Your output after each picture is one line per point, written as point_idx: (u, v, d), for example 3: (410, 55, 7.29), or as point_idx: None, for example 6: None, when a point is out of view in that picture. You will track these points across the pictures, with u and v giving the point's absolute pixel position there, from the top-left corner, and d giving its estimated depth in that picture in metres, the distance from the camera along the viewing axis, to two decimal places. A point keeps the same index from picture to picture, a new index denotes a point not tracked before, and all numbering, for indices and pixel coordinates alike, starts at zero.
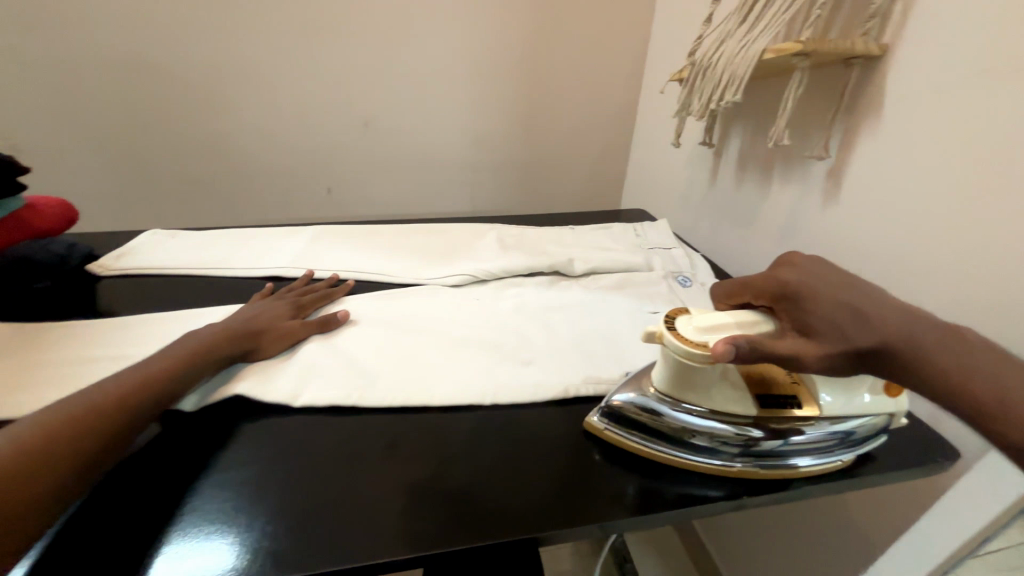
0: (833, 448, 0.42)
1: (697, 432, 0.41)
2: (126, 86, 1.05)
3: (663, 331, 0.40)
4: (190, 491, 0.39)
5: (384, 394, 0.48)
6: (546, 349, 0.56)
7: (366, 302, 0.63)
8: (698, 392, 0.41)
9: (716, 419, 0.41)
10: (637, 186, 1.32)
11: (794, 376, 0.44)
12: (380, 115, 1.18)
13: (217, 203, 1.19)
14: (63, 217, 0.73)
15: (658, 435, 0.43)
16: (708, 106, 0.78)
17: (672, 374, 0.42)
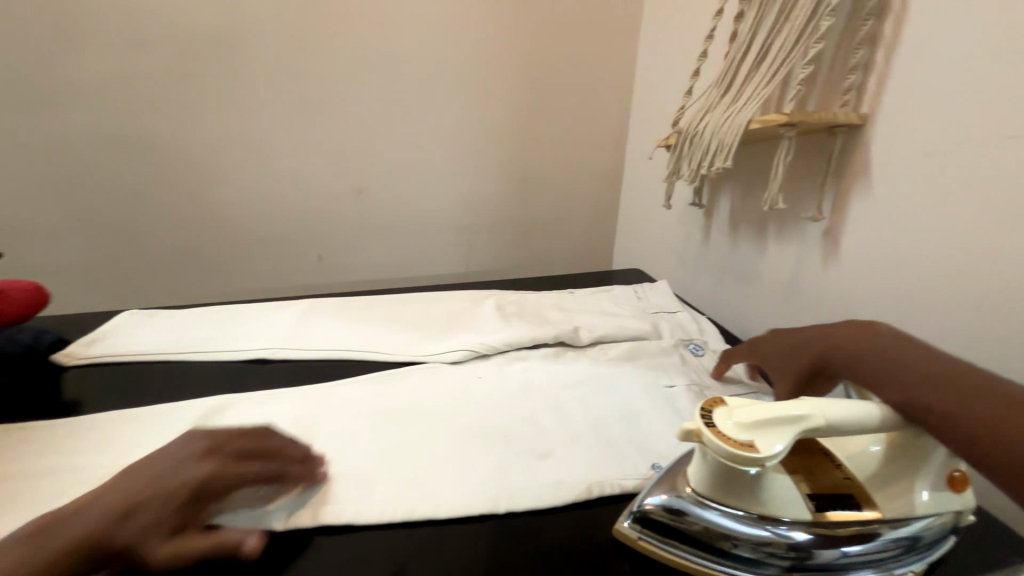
0: (889, 562, 0.37)
1: (742, 541, 0.36)
2: (116, 164, 1.04)
3: (703, 429, 0.35)
4: None
5: (384, 505, 0.42)
6: (562, 436, 0.51)
7: (362, 387, 0.59)
8: (744, 498, 0.36)
9: (762, 526, 0.36)
10: (629, 244, 1.33)
11: (845, 472, 0.40)
12: (373, 183, 1.20)
13: (203, 275, 1.15)
14: (35, 301, 0.68)
15: (693, 545, 0.37)
16: (699, 171, 0.80)
17: (712, 476, 0.37)
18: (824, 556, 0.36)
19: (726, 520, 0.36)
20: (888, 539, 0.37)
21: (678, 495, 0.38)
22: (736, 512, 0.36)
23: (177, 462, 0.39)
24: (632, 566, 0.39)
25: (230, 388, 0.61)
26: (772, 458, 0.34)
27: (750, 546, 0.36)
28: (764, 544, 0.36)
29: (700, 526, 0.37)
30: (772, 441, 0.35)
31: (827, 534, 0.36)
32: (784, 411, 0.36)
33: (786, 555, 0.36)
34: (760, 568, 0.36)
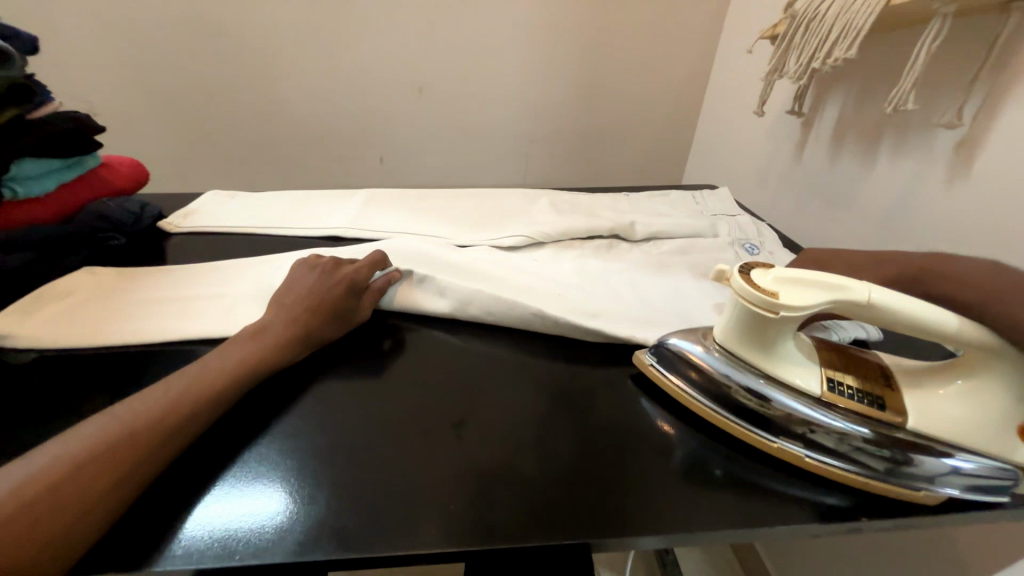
0: (981, 485, 0.36)
1: (819, 428, 0.36)
2: (189, 50, 1.05)
3: (734, 274, 0.40)
4: (239, 454, 0.37)
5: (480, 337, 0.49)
6: (613, 307, 0.51)
7: (432, 245, 0.60)
8: (757, 354, 0.39)
9: (838, 416, 0.36)
10: (705, 162, 1.21)
11: (889, 381, 0.39)
12: (435, 79, 1.14)
13: (274, 169, 1.20)
14: (135, 177, 0.75)
15: (767, 426, 0.38)
16: (809, 66, 0.68)
17: (734, 328, 0.40)
18: (906, 458, 0.35)
19: (801, 404, 0.37)
20: (953, 461, 0.35)
21: (716, 354, 0.40)
22: (750, 368, 0.39)
23: (311, 316, 0.46)
24: (683, 442, 0.40)
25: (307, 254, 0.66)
26: (790, 310, 0.36)
27: (818, 429, 0.36)
28: (845, 435, 0.36)
29: (779, 408, 0.37)
30: (796, 295, 0.37)
31: (894, 432, 0.36)
32: (821, 277, 0.37)
33: (867, 450, 0.36)
34: (835, 457, 0.37)
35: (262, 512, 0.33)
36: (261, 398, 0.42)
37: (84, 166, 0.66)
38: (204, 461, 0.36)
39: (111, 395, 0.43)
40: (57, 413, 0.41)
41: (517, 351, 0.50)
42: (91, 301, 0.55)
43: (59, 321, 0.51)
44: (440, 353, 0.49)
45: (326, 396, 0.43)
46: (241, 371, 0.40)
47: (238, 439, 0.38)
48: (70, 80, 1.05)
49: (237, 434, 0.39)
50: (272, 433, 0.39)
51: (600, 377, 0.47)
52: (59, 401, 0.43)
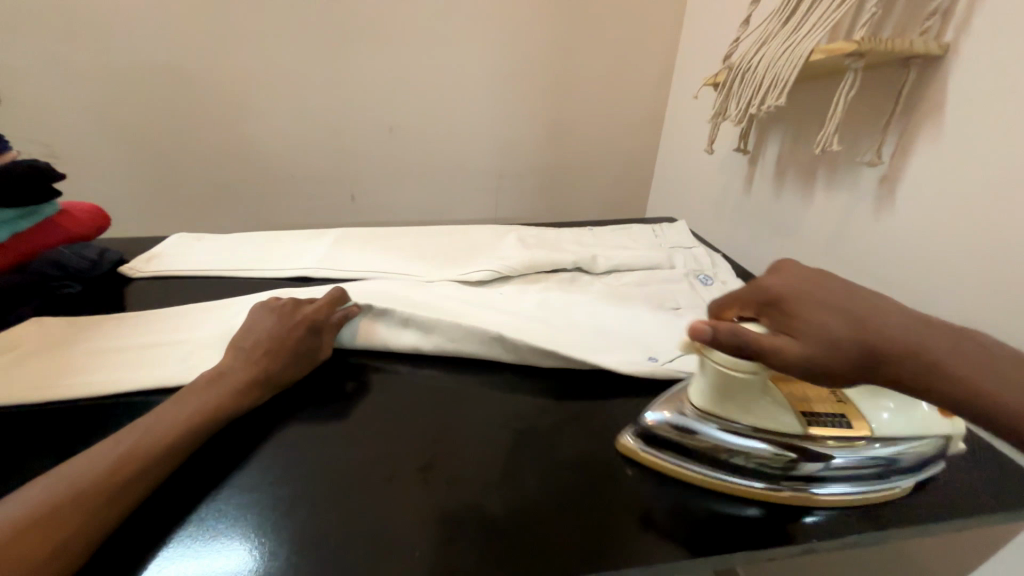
0: (911, 469, 0.40)
1: (774, 460, 0.38)
2: (158, 96, 1.06)
3: (703, 348, 0.37)
4: (198, 509, 0.36)
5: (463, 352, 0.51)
6: (574, 338, 0.53)
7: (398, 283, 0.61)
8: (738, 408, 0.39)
9: (790, 446, 0.38)
10: (665, 194, 1.28)
11: (838, 395, 0.42)
12: (405, 121, 1.18)
13: (243, 209, 1.20)
14: (95, 222, 0.73)
15: (728, 468, 0.39)
16: (747, 111, 0.75)
17: (709, 390, 0.39)
18: (850, 468, 0.38)
19: (759, 442, 0.38)
20: (891, 459, 0.39)
21: (679, 413, 0.40)
22: (735, 426, 0.39)
23: (272, 362, 0.46)
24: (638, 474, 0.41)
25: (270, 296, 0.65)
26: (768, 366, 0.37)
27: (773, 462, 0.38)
28: (797, 464, 0.38)
29: (738, 449, 0.38)
30: None
31: (840, 450, 0.38)
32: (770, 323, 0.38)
33: (816, 471, 0.38)
34: (789, 485, 0.38)
35: (221, 572, 0.32)
36: (222, 448, 0.41)
37: (41, 215, 0.65)
38: (158, 519, 0.35)
39: (58, 453, 0.41)
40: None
41: (481, 385, 0.51)
42: (41, 353, 0.53)
43: (4, 376, 0.49)
44: (410, 392, 0.49)
45: (291, 441, 0.42)
46: (201, 426, 0.39)
47: (196, 493, 0.37)
48: (32, 125, 1.04)
49: (194, 488, 0.38)
50: (231, 484, 0.38)
51: (565, 409, 0.48)
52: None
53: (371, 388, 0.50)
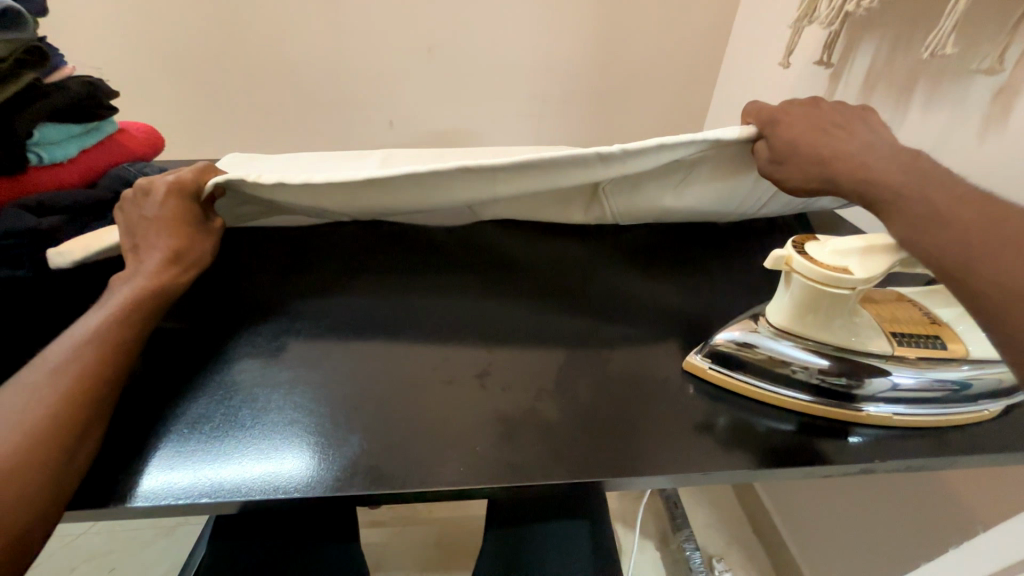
0: (987, 395, 0.38)
1: (835, 376, 0.37)
2: (191, 10, 1.02)
3: (793, 255, 0.36)
4: (264, 405, 0.39)
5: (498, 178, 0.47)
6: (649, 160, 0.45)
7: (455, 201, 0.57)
8: (819, 325, 0.38)
9: (855, 363, 0.38)
10: (724, 120, 1.17)
11: (932, 316, 0.41)
12: (444, 37, 1.10)
13: (285, 134, 1.19)
14: (152, 143, 0.75)
15: (785, 385, 0.39)
16: (842, 9, 0.65)
17: (793, 308, 0.39)
18: (915, 389, 0.37)
19: (821, 360, 0.38)
20: (966, 382, 0.37)
21: (752, 331, 0.40)
22: (806, 342, 0.39)
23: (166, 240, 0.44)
24: (688, 390, 0.41)
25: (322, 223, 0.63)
26: (865, 281, 0.35)
27: (846, 381, 0.37)
28: (860, 381, 0.37)
29: (797, 365, 0.38)
30: (867, 265, 0.35)
31: (922, 371, 0.37)
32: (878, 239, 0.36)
33: (879, 390, 0.37)
34: (849, 403, 0.38)
35: (291, 453, 0.36)
36: (289, 352, 0.44)
37: (101, 132, 0.66)
38: (240, 410, 0.39)
39: None
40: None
41: (526, 300, 0.50)
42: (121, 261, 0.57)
43: None
44: (460, 304, 0.50)
45: (352, 346, 0.45)
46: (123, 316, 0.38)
47: (270, 389, 0.40)
48: (78, 45, 1.04)
49: (267, 385, 0.41)
50: (301, 382, 0.41)
51: (617, 329, 0.47)
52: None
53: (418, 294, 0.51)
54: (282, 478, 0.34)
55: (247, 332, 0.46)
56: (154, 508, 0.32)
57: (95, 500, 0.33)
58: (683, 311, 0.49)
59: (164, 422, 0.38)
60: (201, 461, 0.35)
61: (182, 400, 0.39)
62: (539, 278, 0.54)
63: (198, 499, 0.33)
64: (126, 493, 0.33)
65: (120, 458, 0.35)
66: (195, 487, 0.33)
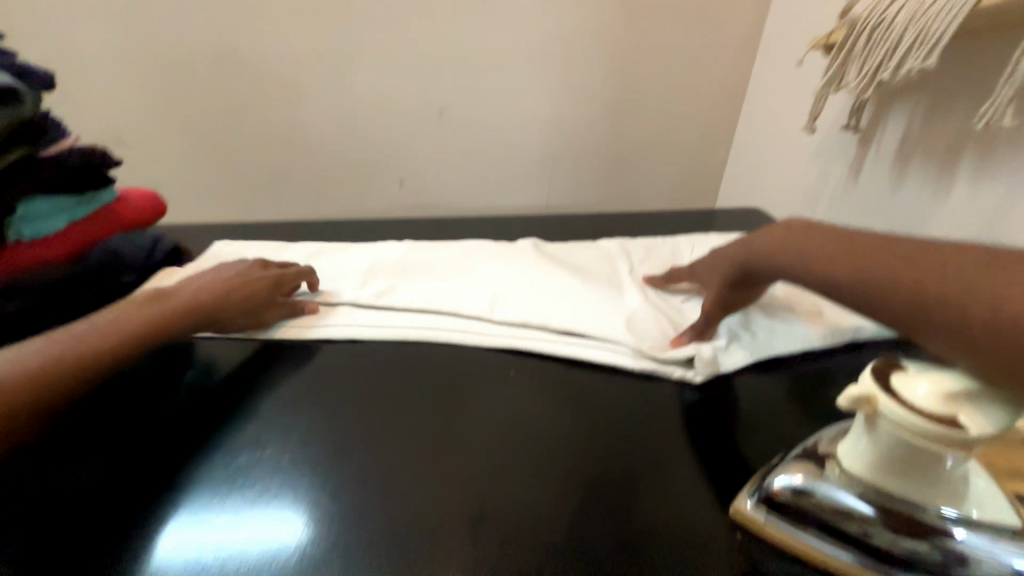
0: None
1: (949, 554, 0.28)
2: (207, 81, 1.03)
3: (879, 392, 0.30)
4: (249, 515, 0.37)
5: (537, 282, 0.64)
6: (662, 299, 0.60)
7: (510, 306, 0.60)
8: (913, 486, 0.30)
9: (970, 531, 0.29)
10: (744, 183, 1.14)
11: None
12: (457, 102, 1.10)
13: (290, 198, 1.16)
14: (151, 210, 0.72)
15: (869, 561, 0.30)
16: (873, 77, 0.61)
17: (876, 456, 0.31)
18: None
19: (922, 534, 0.29)
20: None
21: (819, 478, 0.32)
22: (891, 497, 0.30)
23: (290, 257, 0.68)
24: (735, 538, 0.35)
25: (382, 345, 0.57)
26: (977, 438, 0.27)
27: (944, 558, 0.28)
28: (983, 562, 0.28)
29: (887, 538, 0.30)
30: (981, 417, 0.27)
31: None
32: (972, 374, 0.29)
33: None
34: None
35: (263, 556, 0.34)
36: (275, 447, 0.43)
37: (95, 202, 0.64)
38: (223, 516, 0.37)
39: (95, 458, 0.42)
40: (53, 467, 0.41)
41: (532, 410, 0.47)
42: None
43: None
44: (459, 408, 0.47)
45: (340, 447, 0.43)
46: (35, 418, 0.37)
47: (253, 482, 0.39)
48: (84, 113, 1.03)
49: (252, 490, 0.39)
50: (288, 492, 0.39)
51: None
52: (59, 454, 0.42)
53: (494, 392, 0.50)
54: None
55: (236, 425, 0.45)
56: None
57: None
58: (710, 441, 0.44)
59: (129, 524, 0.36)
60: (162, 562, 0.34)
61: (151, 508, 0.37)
62: (548, 377, 0.52)
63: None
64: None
65: None
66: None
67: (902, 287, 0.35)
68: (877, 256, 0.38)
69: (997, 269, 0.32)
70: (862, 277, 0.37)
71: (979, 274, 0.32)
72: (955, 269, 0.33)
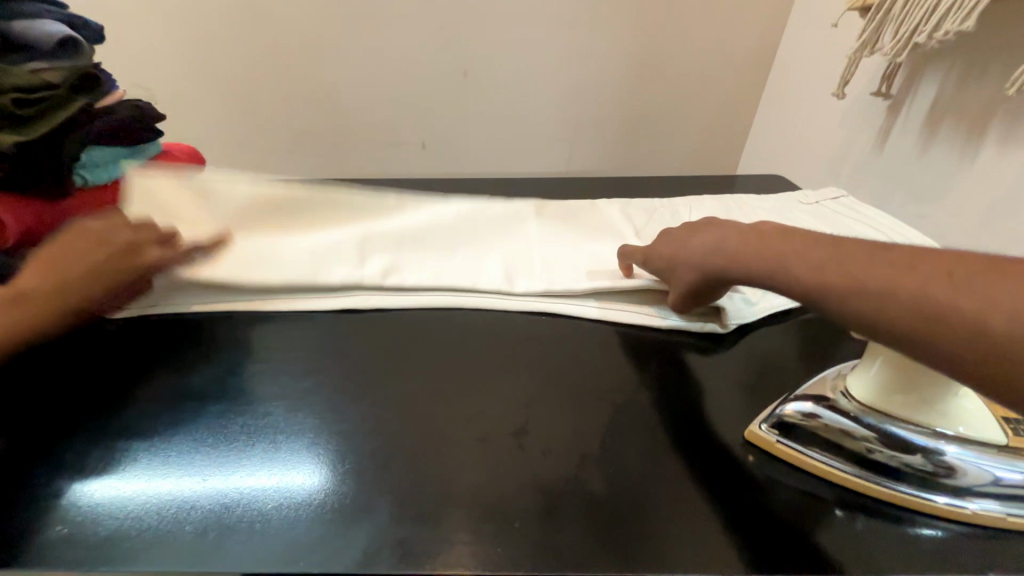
0: None
1: (932, 464, 0.33)
2: (234, 37, 1.04)
3: None
4: (284, 445, 0.38)
5: (553, 247, 0.60)
6: None
7: (532, 276, 0.55)
8: (908, 409, 0.35)
9: (957, 448, 0.33)
10: (768, 150, 1.13)
11: None
12: (481, 63, 1.10)
13: (316, 158, 1.18)
14: (192, 163, 0.76)
15: (865, 471, 0.35)
16: (908, 40, 0.61)
17: (881, 382, 0.36)
18: None
19: (913, 447, 0.34)
20: None
21: (826, 404, 0.36)
22: (887, 419, 0.35)
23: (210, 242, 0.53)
24: (752, 459, 0.37)
25: (409, 300, 0.53)
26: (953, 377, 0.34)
27: (935, 469, 0.33)
28: (961, 470, 0.33)
29: (882, 451, 0.34)
30: None
31: None
32: None
33: (987, 484, 0.33)
34: (945, 498, 0.33)
35: (302, 486, 0.35)
36: (324, 375, 0.44)
37: (144, 153, 0.67)
38: (260, 445, 0.38)
39: (128, 388, 0.43)
40: (113, 394, 0.42)
41: (560, 346, 0.49)
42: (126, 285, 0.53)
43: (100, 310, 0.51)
44: (488, 342, 0.49)
45: (384, 376, 0.44)
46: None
47: (299, 410, 0.41)
48: (118, 70, 1.05)
49: (286, 422, 0.40)
50: (323, 424, 0.39)
51: (666, 385, 0.44)
52: (116, 384, 0.43)
53: (523, 331, 0.50)
54: (299, 507, 0.33)
55: (283, 356, 0.46)
56: (177, 532, 0.32)
57: (125, 533, 0.32)
58: (733, 379, 0.45)
59: (195, 442, 0.38)
60: (198, 480, 0.35)
61: (185, 439, 0.38)
62: (574, 324, 0.52)
63: (224, 520, 0.33)
64: (145, 516, 0.33)
65: (136, 501, 0.34)
66: (219, 502, 0.34)
67: (853, 273, 0.31)
68: (848, 247, 0.34)
69: (1000, 270, 0.27)
70: (815, 260, 0.34)
71: (973, 275, 0.27)
72: (932, 265, 0.29)
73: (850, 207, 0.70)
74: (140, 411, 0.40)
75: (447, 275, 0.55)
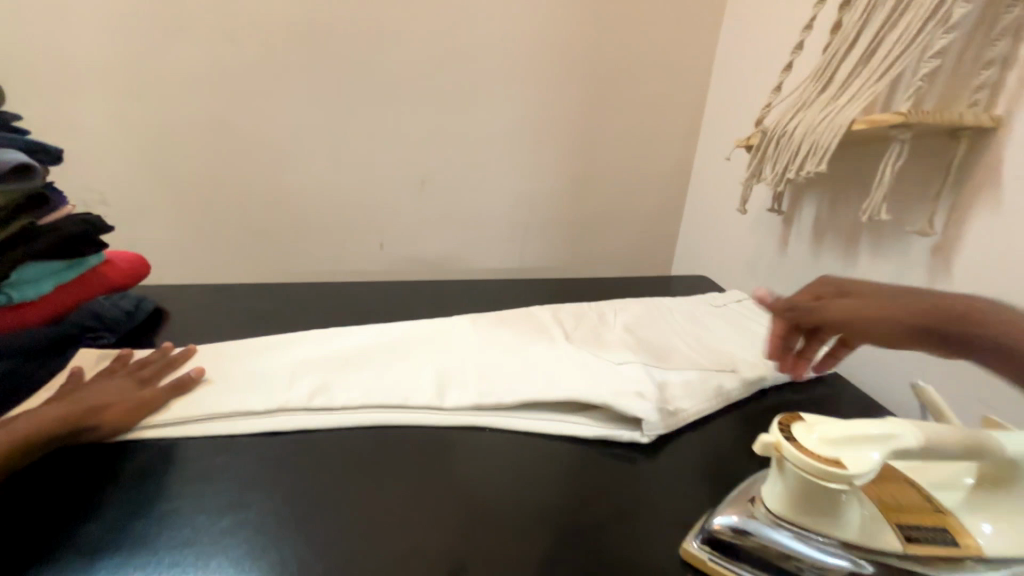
0: None
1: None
2: (198, 151, 1.09)
3: (783, 442, 0.36)
4: None
5: (487, 357, 0.62)
6: (608, 368, 0.60)
7: (465, 389, 0.56)
8: (821, 521, 0.36)
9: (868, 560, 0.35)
10: (695, 250, 1.27)
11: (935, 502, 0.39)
12: (438, 176, 1.21)
13: (271, 259, 1.19)
14: (135, 272, 0.75)
15: None
16: (783, 174, 0.75)
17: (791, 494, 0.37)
18: None
19: (830, 561, 0.36)
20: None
21: (750, 517, 0.38)
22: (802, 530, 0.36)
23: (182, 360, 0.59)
24: None
25: (338, 421, 0.52)
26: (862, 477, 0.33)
27: None
28: None
29: (805, 566, 0.36)
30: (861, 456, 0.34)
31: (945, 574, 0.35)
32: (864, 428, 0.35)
33: None
34: None
35: None
36: (250, 510, 0.41)
37: (84, 265, 0.66)
38: None
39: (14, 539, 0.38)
40: None
41: (503, 462, 0.49)
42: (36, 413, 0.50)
43: None
44: (429, 462, 0.48)
45: (318, 507, 0.42)
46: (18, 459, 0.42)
47: (214, 555, 0.37)
48: (69, 178, 1.05)
49: (197, 573, 0.36)
50: (240, 572, 0.36)
51: (606, 501, 0.44)
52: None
53: (467, 448, 0.50)
54: None
55: (209, 489, 0.43)
56: None
57: None
58: (668, 490, 0.46)
59: None
60: None
61: None
62: (517, 437, 0.52)
63: None
64: None
65: None
66: None
67: None
68: None
69: None
70: None
71: None
72: None
73: (761, 308, 0.79)
74: (26, 571, 0.36)
75: (381, 392, 0.55)
